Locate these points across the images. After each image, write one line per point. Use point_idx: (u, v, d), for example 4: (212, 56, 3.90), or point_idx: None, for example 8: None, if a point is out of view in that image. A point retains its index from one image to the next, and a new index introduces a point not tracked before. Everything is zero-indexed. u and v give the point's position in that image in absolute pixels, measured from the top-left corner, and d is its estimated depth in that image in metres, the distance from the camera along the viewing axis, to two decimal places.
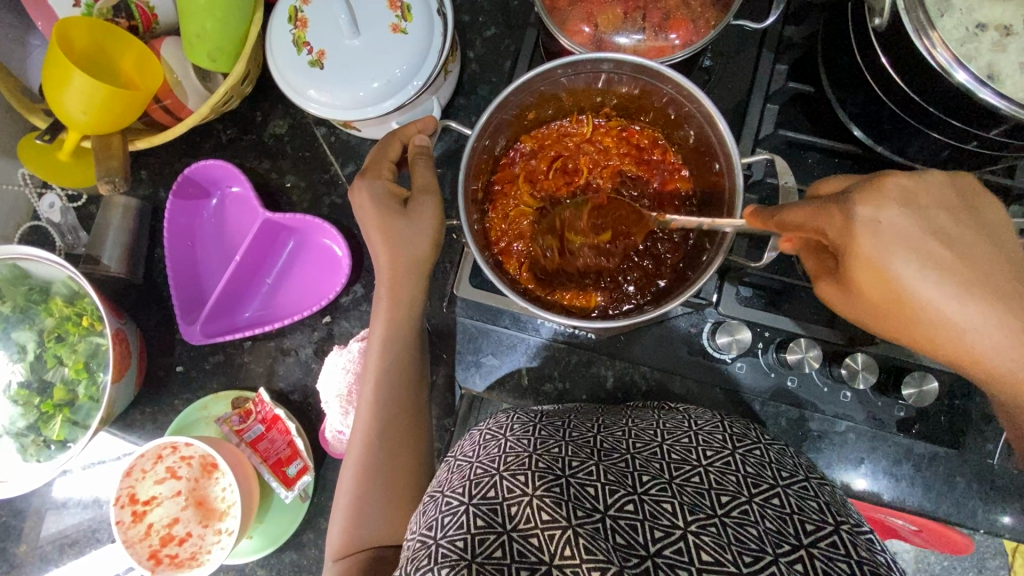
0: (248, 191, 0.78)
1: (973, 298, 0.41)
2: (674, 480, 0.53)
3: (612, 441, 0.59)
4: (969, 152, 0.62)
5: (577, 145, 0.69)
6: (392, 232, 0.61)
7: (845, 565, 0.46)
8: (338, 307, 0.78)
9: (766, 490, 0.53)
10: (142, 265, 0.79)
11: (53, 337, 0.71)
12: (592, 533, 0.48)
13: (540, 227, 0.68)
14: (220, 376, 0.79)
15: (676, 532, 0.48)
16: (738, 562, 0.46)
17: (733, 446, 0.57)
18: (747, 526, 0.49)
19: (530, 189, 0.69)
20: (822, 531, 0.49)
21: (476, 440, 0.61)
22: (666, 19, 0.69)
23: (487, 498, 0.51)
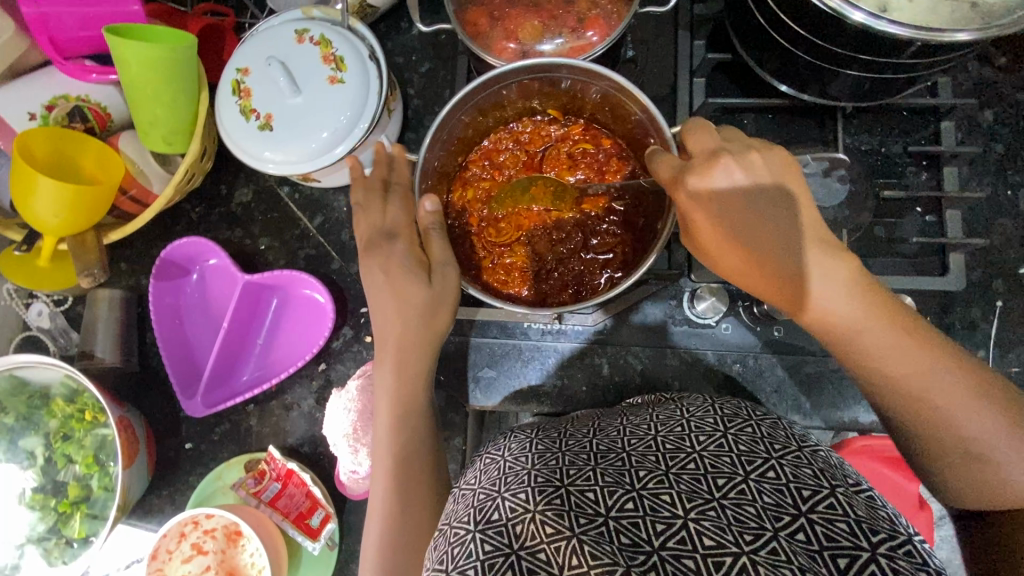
0: (226, 261, 0.80)
1: (857, 305, 0.50)
2: (670, 471, 0.54)
3: (607, 441, 0.60)
4: (885, 80, 0.65)
5: (522, 147, 0.72)
6: (403, 295, 0.62)
7: (845, 525, 0.48)
8: (331, 352, 0.80)
9: (761, 466, 0.54)
10: (135, 352, 0.81)
11: (59, 437, 0.72)
12: (596, 538, 0.48)
13: (501, 229, 0.70)
14: (230, 444, 0.80)
15: (677, 521, 0.49)
16: (739, 541, 0.47)
17: (724, 427, 0.58)
18: (745, 505, 0.50)
19: (486, 195, 0.71)
20: (819, 495, 0.51)
21: (478, 466, 0.62)
22: (581, 20, 0.74)
23: (492, 522, 0.52)
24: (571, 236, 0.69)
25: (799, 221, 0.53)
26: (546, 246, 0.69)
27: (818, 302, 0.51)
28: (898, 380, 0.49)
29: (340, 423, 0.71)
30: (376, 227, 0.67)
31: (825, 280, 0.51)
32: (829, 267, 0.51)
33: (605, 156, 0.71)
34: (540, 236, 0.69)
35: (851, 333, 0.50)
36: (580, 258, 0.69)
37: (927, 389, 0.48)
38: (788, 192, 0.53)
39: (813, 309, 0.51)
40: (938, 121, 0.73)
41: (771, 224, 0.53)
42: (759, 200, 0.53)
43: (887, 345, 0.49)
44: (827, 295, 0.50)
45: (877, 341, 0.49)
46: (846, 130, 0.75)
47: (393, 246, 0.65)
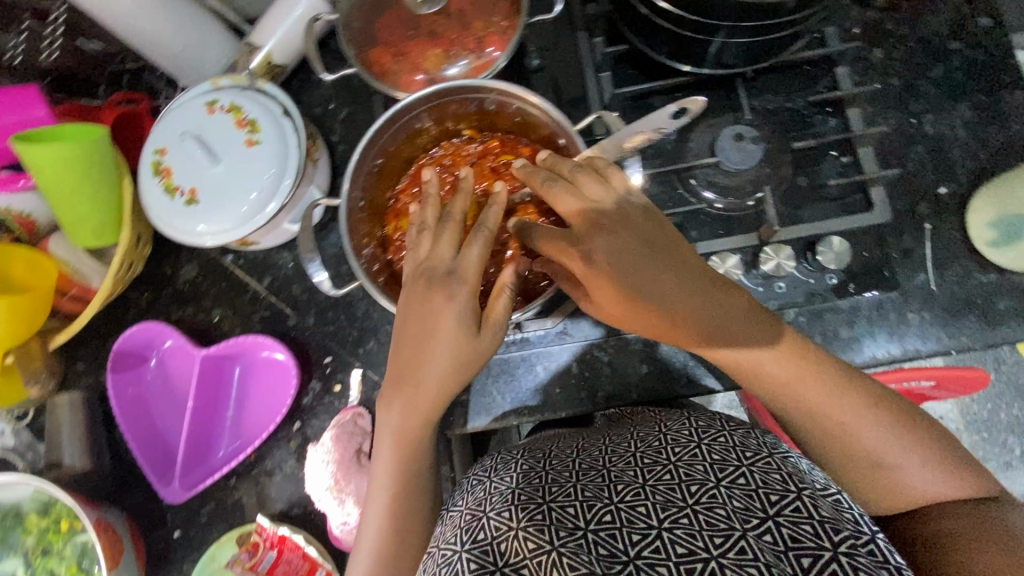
0: (183, 340, 0.80)
1: (780, 360, 0.58)
2: (647, 482, 0.57)
3: (588, 460, 0.61)
4: (774, 40, 0.67)
5: (446, 167, 0.72)
6: (433, 341, 0.56)
7: (810, 526, 0.50)
8: (303, 409, 0.79)
9: (732, 472, 0.56)
10: (107, 450, 0.80)
11: (38, 553, 0.70)
12: (575, 550, 0.50)
13: None
14: (219, 523, 0.78)
15: (653, 531, 0.51)
16: (709, 545, 0.49)
17: (698, 438, 0.60)
18: (716, 509, 0.52)
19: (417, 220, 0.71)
20: (785, 499, 0.52)
21: (466, 489, 0.64)
22: (480, 39, 0.76)
23: (477, 541, 0.53)
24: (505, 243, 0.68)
25: (689, 271, 0.56)
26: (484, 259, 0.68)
27: (742, 354, 0.58)
28: (831, 414, 0.57)
29: (321, 480, 0.74)
30: (434, 262, 0.59)
31: (745, 339, 0.57)
32: (749, 326, 0.57)
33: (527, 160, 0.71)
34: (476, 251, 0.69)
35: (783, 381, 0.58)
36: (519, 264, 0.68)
37: (840, 416, 0.57)
38: (682, 247, 0.57)
39: (736, 358, 0.58)
40: (832, 69, 0.77)
41: (680, 288, 0.56)
42: (654, 254, 0.56)
43: (793, 379, 0.57)
44: (743, 343, 0.57)
45: (805, 389, 0.57)
46: (750, 94, 0.78)
47: (456, 287, 0.56)
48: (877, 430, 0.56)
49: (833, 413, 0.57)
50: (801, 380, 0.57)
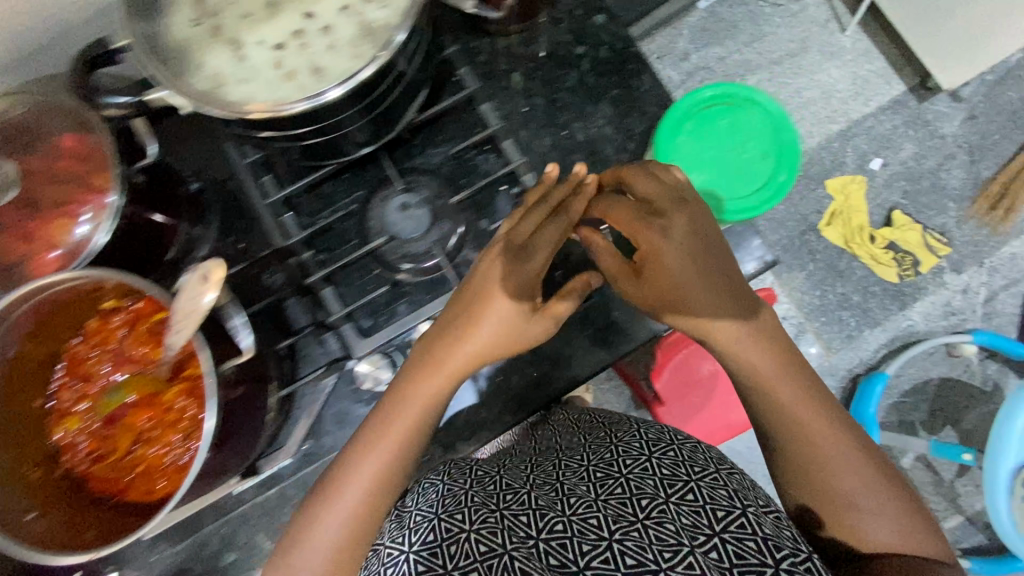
0: None
1: (766, 321, 0.62)
2: (599, 496, 0.61)
3: (544, 474, 0.67)
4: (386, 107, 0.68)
5: (98, 348, 0.64)
6: (439, 357, 0.63)
7: (754, 543, 0.53)
8: None
9: (681, 488, 0.60)
10: None
11: None
12: (526, 556, 0.55)
13: (116, 443, 0.63)
14: None
15: (602, 543, 0.55)
16: (658, 558, 0.52)
17: (649, 451, 0.65)
18: (665, 524, 0.56)
19: (87, 417, 0.64)
20: (731, 515, 0.56)
21: (399, 511, 0.68)
22: (99, 184, 0.63)
23: (428, 544, 0.59)
24: (183, 415, 0.62)
25: (712, 253, 0.61)
26: (165, 439, 0.62)
27: (735, 325, 0.61)
28: (812, 437, 0.59)
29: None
30: (511, 236, 0.64)
31: (745, 340, 0.61)
32: (743, 316, 0.61)
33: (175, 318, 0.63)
34: (154, 433, 0.63)
35: (780, 349, 0.61)
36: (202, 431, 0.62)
37: (813, 427, 0.59)
38: (711, 232, 0.63)
39: (728, 344, 0.61)
40: (477, 107, 0.78)
41: (713, 290, 0.61)
42: (676, 234, 0.61)
43: (784, 372, 0.61)
44: (752, 343, 0.61)
45: (772, 372, 0.61)
46: (401, 158, 0.78)
47: (529, 265, 0.62)
48: (860, 464, 0.58)
49: (819, 441, 0.58)
50: (808, 382, 0.61)
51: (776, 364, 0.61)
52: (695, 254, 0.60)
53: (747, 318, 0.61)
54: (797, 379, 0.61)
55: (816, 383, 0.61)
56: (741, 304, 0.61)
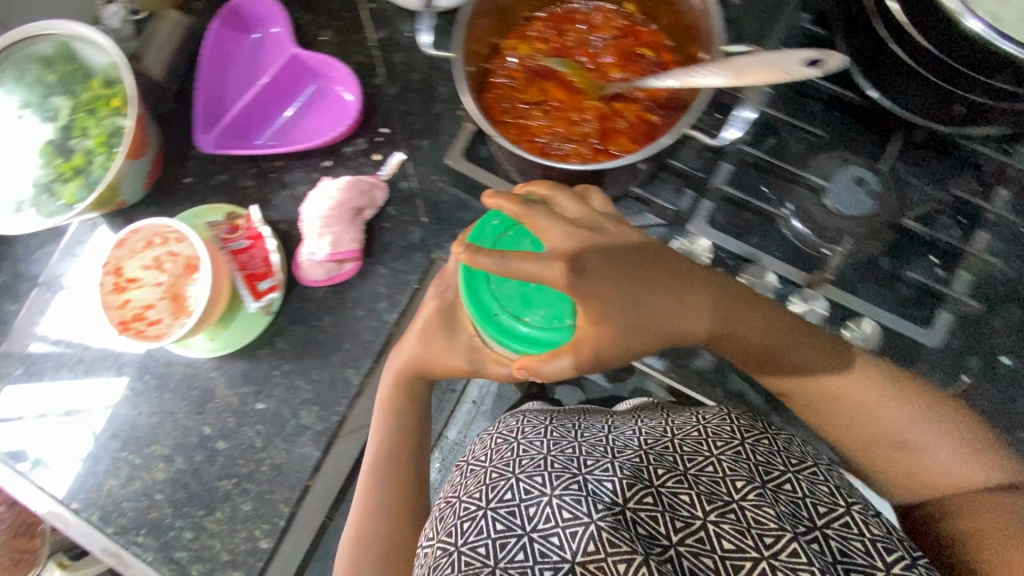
0: (285, 30, 0.85)
1: (866, 373, 0.59)
2: (688, 471, 0.62)
3: (623, 439, 0.68)
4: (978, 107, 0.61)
5: (587, 24, 0.70)
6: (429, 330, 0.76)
7: (859, 543, 0.54)
8: (340, 155, 0.84)
9: (777, 477, 0.61)
10: (179, 78, 0.87)
11: (85, 108, 0.77)
12: (615, 526, 0.55)
13: (527, 90, 0.69)
14: (222, 194, 0.86)
15: (696, 521, 0.56)
16: (760, 545, 0.53)
17: (743, 438, 0.65)
18: (764, 507, 0.56)
19: (530, 55, 0.70)
20: (835, 513, 0.57)
21: (490, 444, 0.72)
22: None
23: (505, 501, 0.60)
24: (584, 124, 0.67)
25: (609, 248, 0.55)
26: (555, 124, 0.68)
27: (850, 392, 0.59)
28: (932, 459, 0.57)
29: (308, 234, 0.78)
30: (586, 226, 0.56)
31: (773, 334, 0.58)
32: (816, 348, 0.59)
33: (656, 67, 0.67)
34: (554, 112, 0.68)
35: (847, 390, 0.59)
36: (581, 148, 0.67)
37: (884, 434, 0.59)
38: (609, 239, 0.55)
39: (768, 362, 0.60)
40: (994, 185, 0.70)
41: (752, 319, 0.58)
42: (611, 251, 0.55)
43: (840, 380, 0.59)
44: (789, 329, 0.59)
45: (880, 413, 0.58)
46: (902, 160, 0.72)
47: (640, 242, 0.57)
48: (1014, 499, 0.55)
49: (942, 459, 0.57)
50: (918, 418, 0.58)
51: (890, 408, 0.58)
52: (738, 296, 0.59)
53: (805, 345, 0.59)
54: (911, 436, 0.58)
55: (946, 428, 0.58)
56: (786, 320, 0.59)
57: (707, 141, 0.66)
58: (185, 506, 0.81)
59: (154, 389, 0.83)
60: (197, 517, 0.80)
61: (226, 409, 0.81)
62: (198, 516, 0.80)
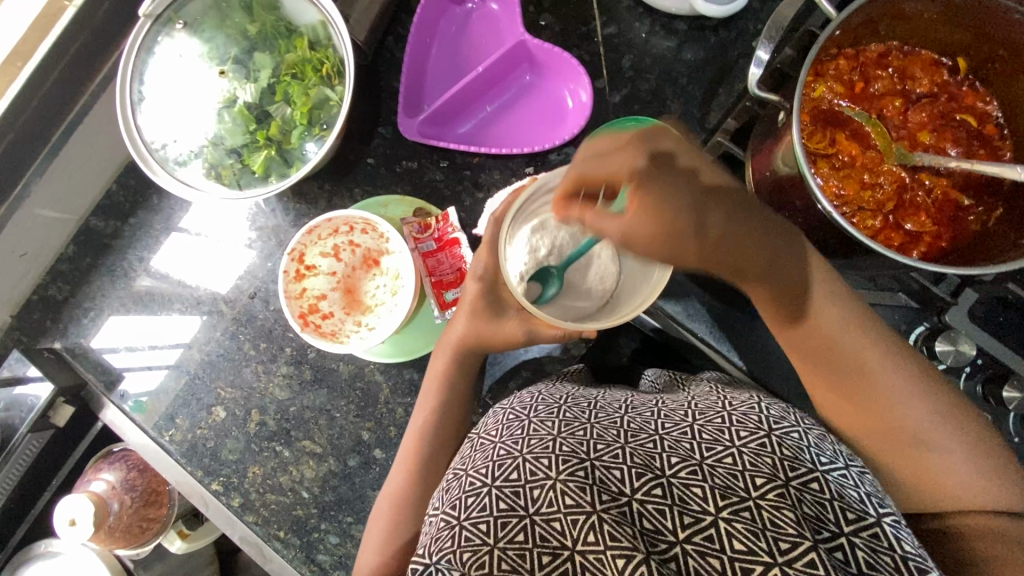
0: (509, 10, 0.75)
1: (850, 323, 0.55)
2: (705, 461, 0.51)
3: (640, 423, 0.57)
4: None
5: (899, 73, 0.60)
6: (478, 311, 0.68)
7: (890, 559, 0.45)
8: (546, 162, 0.76)
9: (804, 475, 0.50)
10: (376, 44, 0.77)
11: (290, 73, 0.69)
12: (618, 518, 0.48)
13: (818, 136, 0.59)
14: (407, 183, 0.78)
15: (707, 517, 0.47)
16: (773, 550, 0.44)
17: (769, 428, 0.53)
18: (783, 510, 0.47)
19: (829, 95, 0.59)
20: (863, 522, 0.47)
21: (500, 416, 0.61)
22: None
23: (510, 480, 0.52)
24: (876, 191, 0.58)
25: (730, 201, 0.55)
26: (844, 185, 0.58)
27: (834, 337, 0.55)
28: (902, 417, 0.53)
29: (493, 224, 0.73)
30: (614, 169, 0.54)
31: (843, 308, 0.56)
32: (846, 318, 0.55)
33: (974, 142, 0.58)
34: (844, 169, 0.59)
35: (863, 357, 0.54)
36: (867, 218, 0.59)
37: (863, 390, 0.54)
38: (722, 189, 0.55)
39: (796, 321, 0.56)
40: None
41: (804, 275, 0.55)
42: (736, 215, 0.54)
43: (903, 390, 0.54)
44: (875, 340, 0.55)
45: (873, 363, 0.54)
46: None
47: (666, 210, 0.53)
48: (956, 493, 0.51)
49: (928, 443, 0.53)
50: (913, 390, 0.54)
51: (885, 366, 0.54)
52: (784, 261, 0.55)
53: (837, 316, 0.56)
54: (893, 396, 0.54)
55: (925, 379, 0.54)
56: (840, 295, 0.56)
57: None
58: (332, 509, 0.77)
59: (310, 383, 0.78)
60: (345, 524, 0.76)
61: (388, 418, 0.76)
62: (345, 522, 0.76)
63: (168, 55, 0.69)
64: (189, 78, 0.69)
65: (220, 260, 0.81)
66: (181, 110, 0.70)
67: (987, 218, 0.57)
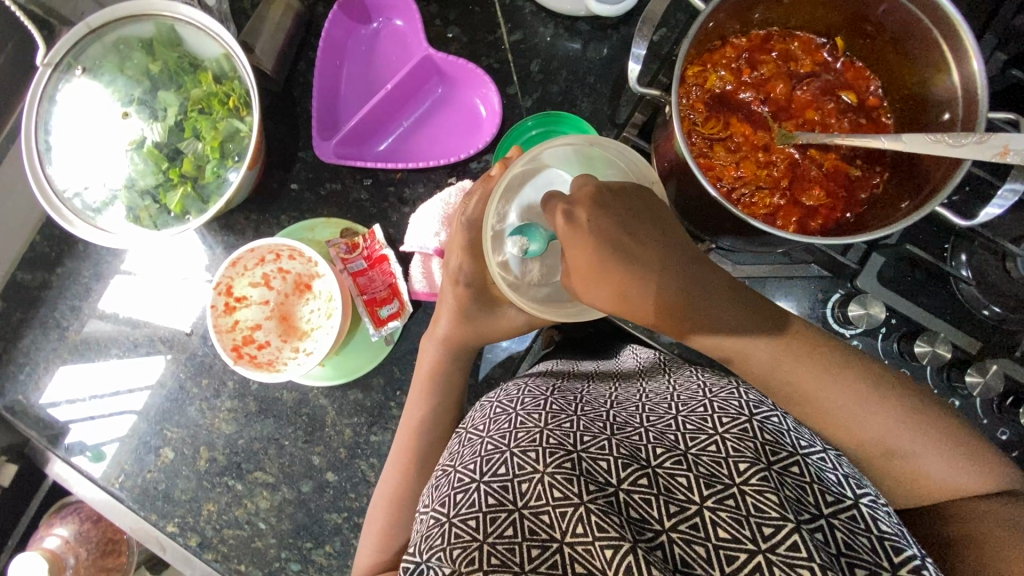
0: (413, 27, 0.76)
1: (762, 329, 0.54)
2: (689, 450, 0.52)
3: (626, 415, 0.58)
4: None
5: (782, 54, 0.62)
6: (466, 311, 0.68)
7: (867, 540, 0.46)
8: (467, 171, 0.77)
9: (786, 458, 0.50)
10: (286, 71, 0.77)
11: (197, 108, 0.70)
12: (604, 509, 0.48)
13: (712, 121, 0.61)
14: (331, 206, 0.78)
15: (692, 507, 0.47)
16: (757, 538, 0.45)
17: (751, 413, 0.54)
18: (767, 494, 0.47)
19: (718, 80, 0.61)
20: (842, 504, 0.48)
21: (487, 411, 0.62)
22: None
23: (497, 475, 0.52)
24: (771, 168, 0.61)
25: (665, 259, 0.54)
26: (741, 165, 0.60)
27: (750, 345, 0.54)
28: (836, 407, 0.53)
29: (422, 233, 0.73)
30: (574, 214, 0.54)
31: (752, 309, 0.54)
32: (754, 320, 0.54)
33: (857, 114, 0.61)
34: (738, 151, 0.61)
35: (775, 359, 0.54)
36: (767, 195, 0.61)
37: (789, 387, 0.54)
38: (667, 237, 0.54)
39: (730, 360, 0.56)
40: None
41: (718, 300, 0.54)
42: (675, 278, 0.53)
43: (853, 410, 0.52)
44: (790, 349, 0.54)
45: (789, 365, 0.54)
46: None
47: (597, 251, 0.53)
48: (906, 467, 0.51)
49: (869, 428, 0.52)
50: (838, 381, 0.53)
51: (802, 364, 0.53)
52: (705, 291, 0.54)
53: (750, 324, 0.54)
54: (820, 391, 0.53)
55: (847, 363, 0.53)
56: (751, 299, 0.55)
57: (958, 220, 0.53)
58: (290, 537, 0.76)
59: (256, 415, 0.78)
60: (305, 550, 0.76)
61: (337, 440, 0.77)
62: (305, 548, 0.76)
63: (71, 101, 0.68)
64: (94, 122, 0.69)
65: (166, 299, 0.80)
66: (89, 154, 0.69)
67: (876, 185, 0.60)
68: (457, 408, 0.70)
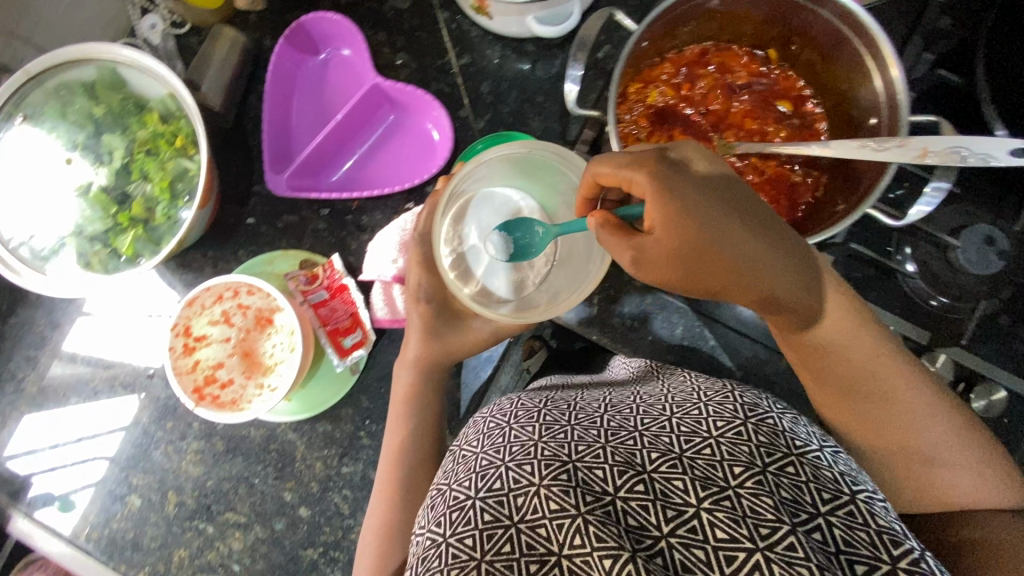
0: (362, 56, 0.77)
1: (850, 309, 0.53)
2: (684, 454, 0.52)
3: (620, 420, 0.57)
4: None
5: (719, 67, 0.64)
6: (431, 330, 0.68)
7: (865, 535, 0.46)
8: (424, 195, 0.77)
9: (781, 459, 0.51)
10: (236, 105, 0.77)
11: (144, 149, 0.69)
12: (601, 520, 0.47)
13: (655, 134, 0.63)
14: (289, 238, 0.78)
15: (689, 510, 0.47)
16: (754, 536, 0.45)
17: (746, 416, 0.54)
18: (762, 497, 0.47)
19: (657, 95, 0.63)
20: (839, 500, 0.48)
21: (481, 428, 0.61)
22: None
23: (492, 490, 0.52)
24: None
25: (757, 222, 0.49)
26: None
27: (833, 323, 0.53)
28: (909, 399, 0.53)
29: (381, 261, 0.73)
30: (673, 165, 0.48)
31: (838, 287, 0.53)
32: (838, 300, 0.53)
33: (794, 121, 0.63)
34: None
35: (854, 339, 0.53)
36: None
37: (870, 374, 0.53)
38: (759, 208, 0.50)
39: (808, 334, 0.54)
40: None
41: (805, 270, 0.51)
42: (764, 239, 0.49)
43: (923, 411, 0.52)
44: (873, 332, 0.53)
45: (868, 349, 0.53)
46: None
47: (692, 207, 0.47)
48: (943, 474, 0.51)
49: (926, 428, 0.52)
50: (914, 376, 0.53)
51: (884, 351, 0.53)
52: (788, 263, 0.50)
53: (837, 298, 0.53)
54: (895, 381, 0.53)
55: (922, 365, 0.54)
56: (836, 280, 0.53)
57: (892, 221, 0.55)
58: None
59: (224, 454, 0.76)
60: None
61: (308, 474, 0.76)
62: None
63: (15, 149, 0.67)
64: (38, 169, 0.68)
65: (125, 340, 0.79)
66: (35, 201, 0.68)
67: (816, 188, 0.62)
68: (436, 434, 0.70)
